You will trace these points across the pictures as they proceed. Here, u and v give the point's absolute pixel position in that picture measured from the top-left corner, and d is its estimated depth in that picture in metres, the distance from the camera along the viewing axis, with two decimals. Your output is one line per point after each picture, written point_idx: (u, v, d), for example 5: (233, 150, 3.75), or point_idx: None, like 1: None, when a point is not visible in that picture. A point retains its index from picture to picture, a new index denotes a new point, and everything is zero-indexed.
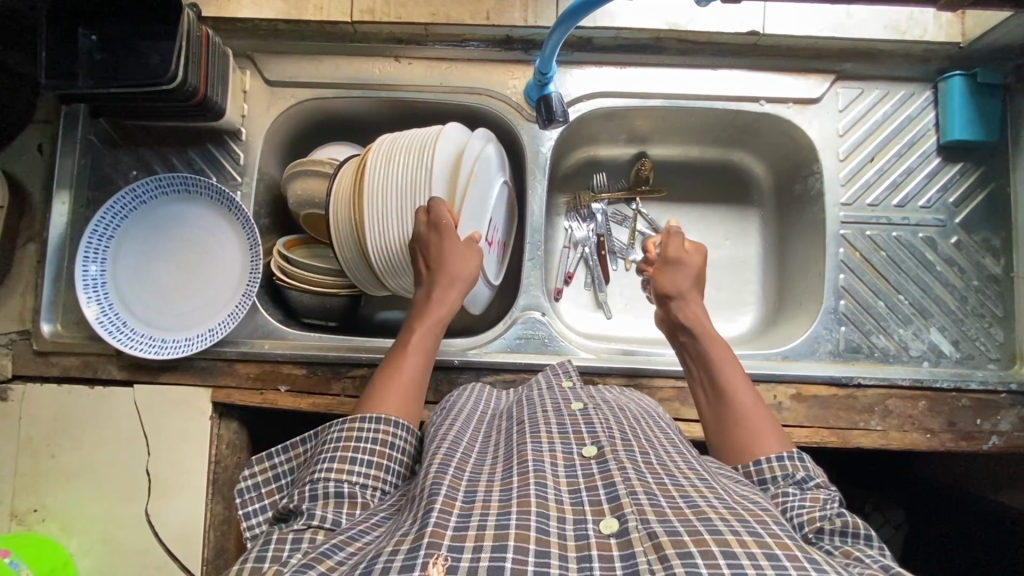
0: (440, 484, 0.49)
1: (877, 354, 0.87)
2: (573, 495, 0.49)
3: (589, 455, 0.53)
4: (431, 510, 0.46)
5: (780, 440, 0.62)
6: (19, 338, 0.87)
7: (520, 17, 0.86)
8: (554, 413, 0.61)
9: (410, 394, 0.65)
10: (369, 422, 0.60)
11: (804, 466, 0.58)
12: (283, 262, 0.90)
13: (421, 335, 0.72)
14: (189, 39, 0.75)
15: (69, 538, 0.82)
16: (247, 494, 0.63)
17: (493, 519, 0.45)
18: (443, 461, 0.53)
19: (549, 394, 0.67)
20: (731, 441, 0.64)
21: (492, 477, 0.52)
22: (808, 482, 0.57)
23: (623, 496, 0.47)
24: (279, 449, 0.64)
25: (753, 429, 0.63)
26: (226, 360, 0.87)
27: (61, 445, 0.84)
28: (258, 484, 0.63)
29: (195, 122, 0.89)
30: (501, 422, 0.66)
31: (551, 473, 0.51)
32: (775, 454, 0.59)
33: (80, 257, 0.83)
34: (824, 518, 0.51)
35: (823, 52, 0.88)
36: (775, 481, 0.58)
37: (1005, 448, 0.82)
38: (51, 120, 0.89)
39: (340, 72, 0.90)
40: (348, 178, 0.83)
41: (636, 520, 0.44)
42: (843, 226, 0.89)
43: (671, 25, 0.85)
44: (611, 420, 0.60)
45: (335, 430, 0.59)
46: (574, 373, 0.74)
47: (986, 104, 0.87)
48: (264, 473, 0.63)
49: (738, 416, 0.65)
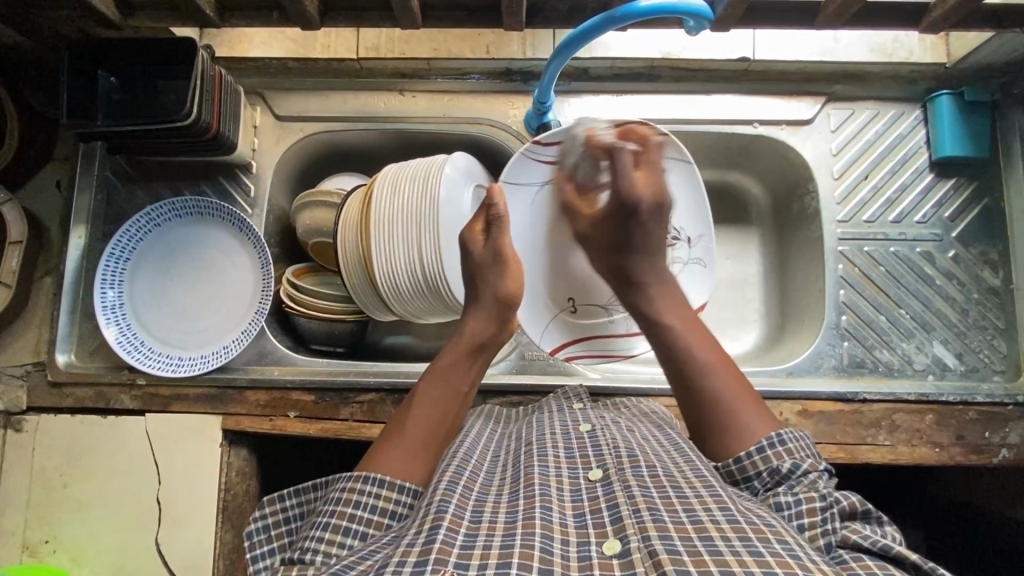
0: (447, 501, 0.50)
1: (881, 369, 0.88)
2: (578, 518, 0.49)
3: (595, 478, 0.54)
4: (438, 527, 0.47)
5: (765, 420, 0.59)
6: (35, 369, 0.89)
7: (519, 48, 0.90)
8: (562, 436, 0.62)
9: (419, 453, 0.60)
10: (371, 484, 0.56)
11: (789, 453, 0.56)
12: (293, 289, 0.92)
13: (444, 402, 0.65)
14: (204, 78, 0.79)
15: (81, 567, 0.84)
16: (256, 536, 0.61)
17: (499, 539, 0.46)
18: (451, 479, 0.54)
19: (557, 418, 0.68)
20: (716, 425, 0.60)
21: (499, 498, 0.53)
22: (795, 470, 0.55)
23: (626, 518, 0.48)
24: (291, 492, 0.62)
25: (730, 408, 0.60)
26: (237, 387, 0.88)
27: (73, 475, 0.85)
28: (268, 525, 0.61)
29: (210, 158, 0.92)
30: (510, 443, 0.66)
31: (556, 496, 0.52)
32: (755, 446, 0.57)
33: (99, 282, 0.86)
34: (827, 523, 0.50)
35: (813, 75, 0.91)
36: (761, 477, 0.56)
37: (1016, 461, 0.81)
38: (71, 158, 0.93)
39: (347, 106, 0.94)
40: (355, 207, 0.86)
41: (637, 540, 0.45)
42: (842, 242, 0.91)
43: (666, 53, 0.89)
44: (618, 439, 0.61)
45: (338, 486, 0.56)
46: (584, 398, 0.74)
47: (975, 121, 0.89)
48: (275, 515, 0.62)
49: (719, 398, 0.60)
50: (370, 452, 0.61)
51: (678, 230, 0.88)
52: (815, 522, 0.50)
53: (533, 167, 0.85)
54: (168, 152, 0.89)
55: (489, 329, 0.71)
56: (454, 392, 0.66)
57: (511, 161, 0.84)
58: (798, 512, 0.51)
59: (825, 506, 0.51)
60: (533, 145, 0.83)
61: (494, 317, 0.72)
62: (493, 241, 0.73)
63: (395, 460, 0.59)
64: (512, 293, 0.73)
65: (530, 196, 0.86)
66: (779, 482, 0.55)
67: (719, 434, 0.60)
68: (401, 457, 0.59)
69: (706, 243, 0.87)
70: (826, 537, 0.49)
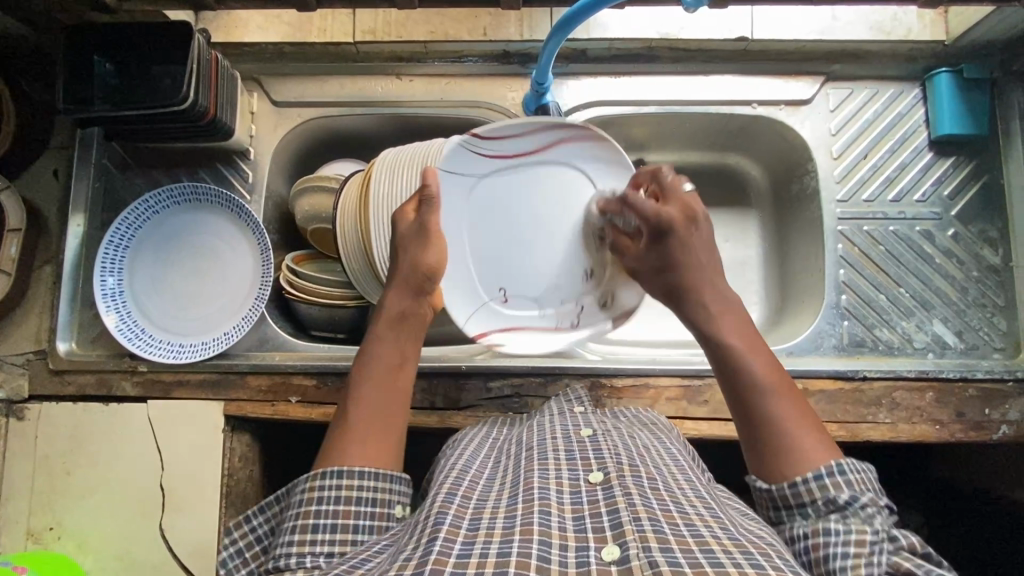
0: (445, 513, 0.51)
1: (881, 347, 0.88)
2: (577, 522, 0.50)
3: (595, 481, 0.55)
4: (435, 539, 0.48)
5: (829, 448, 0.57)
6: (36, 357, 0.89)
7: (516, 31, 0.90)
8: (563, 440, 0.64)
9: (383, 435, 0.61)
10: (330, 478, 0.57)
11: (849, 483, 0.54)
12: (292, 276, 0.92)
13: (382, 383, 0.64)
14: (200, 63, 0.78)
15: (85, 554, 0.84)
16: (230, 562, 0.62)
17: (496, 546, 0.46)
18: (450, 490, 0.55)
19: (558, 421, 0.69)
20: (773, 452, 0.58)
21: (498, 504, 0.53)
22: (850, 505, 0.53)
23: (626, 523, 0.48)
24: (256, 511, 0.63)
25: (792, 434, 0.58)
26: (239, 372, 0.88)
27: (77, 462, 0.86)
28: (241, 549, 0.62)
29: (207, 143, 0.92)
30: (510, 447, 0.67)
31: (556, 499, 0.53)
32: (813, 472, 0.55)
33: (98, 268, 0.86)
34: (874, 555, 0.49)
35: (810, 55, 0.91)
36: (816, 507, 0.54)
37: (1015, 437, 0.82)
38: (67, 146, 0.92)
39: (344, 91, 0.93)
40: (352, 194, 0.86)
41: (637, 548, 0.45)
42: (841, 222, 0.91)
43: (663, 34, 0.88)
44: (620, 446, 0.61)
45: (298, 489, 0.57)
46: (586, 400, 0.76)
47: (975, 98, 0.89)
48: (245, 537, 0.63)
49: (770, 418, 0.59)
50: (325, 451, 0.61)
51: None
52: (863, 553, 0.49)
53: (470, 159, 0.75)
54: (164, 139, 0.89)
55: (408, 300, 0.70)
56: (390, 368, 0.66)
57: (448, 148, 0.73)
58: (844, 542, 0.50)
59: (875, 540, 0.50)
60: (471, 135, 0.74)
61: (413, 287, 0.70)
62: (422, 217, 0.70)
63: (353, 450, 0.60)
64: (434, 266, 0.71)
65: (464, 188, 0.76)
66: (834, 512, 0.53)
67: (771, 452, 0.58)
68: (362, 450, 0.60)
69: None
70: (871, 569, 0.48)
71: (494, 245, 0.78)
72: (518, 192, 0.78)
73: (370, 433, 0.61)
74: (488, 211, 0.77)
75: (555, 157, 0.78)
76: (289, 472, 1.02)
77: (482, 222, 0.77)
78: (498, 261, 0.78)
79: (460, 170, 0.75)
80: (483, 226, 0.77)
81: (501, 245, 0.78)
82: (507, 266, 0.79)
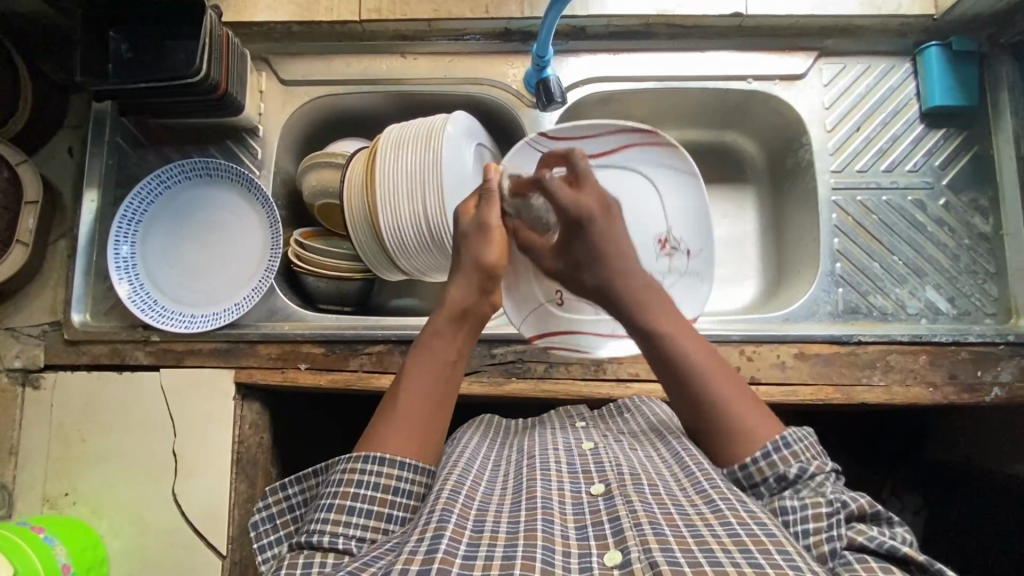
0: (449, 512, 0.54)
1: (876, 313, 0.90)
2: (579, 531, 0.52)
3: (598, 492, 0.58)
4: (440, 536, 0.50)
5: (770, 422, 0.60)
6: (51, 328, 0.91)
7: (517, 9, 0.92)
8: (564, 453, 0.67)
9: (427, 427, 0.62)
10: (372, 463, 0.58)
11: (795, 455, 0.58)
12: (300, 249, 0.94)
13: (433, 373, 0.64)
14: (212, 37, 0.81)
15: (99, 519, 0.86)
16: (262, 526, 0.65)
17: (500, 550, 0.49)
18: (453, 488, 0.58)
19: (560, 434, 0.74)
20: (723, 436, 0.60)
21: (501, 508, 0.57)
22: (803, 474, 0.57)
23: (627, 530, 0.50)
24: (293, 480, 0.66)
25: (739, 419, 0.60)
26: (248, 341, 0.90)
27: (92, 430, 0.88)
28: (273, 515, 0.65)
29: (218, 120, 0.94)
30: (510, 457, 0.71)
31: (559, 510, 0.55)
32: (761, 454, 0.58)
33: (112, 238, 0.89)
34: (833, 528, 0.52)
35: (805, 30, 0.93)
36: (767, 484, 0.58)
37: (1008, 399, 0.84)
38: (81, 125, 0.95)
39: (349, 70, 0.96)
40: (360, 167, 0.88)
41: (638, 551, 0.47)
42: (835, 192, 0.93)
43: (660, 11, 0.91)
44: (620, 457, 0.65)
45: (338, 470, 0.59)
46: (585, 416, 0.82)
47: (964, 70, 0.91)
48: (278, 504, 0.65)
49: (720, 402, 0.60)
50: (367, 435, 0.62)
51: (677, 240, 0.80)
52: (821, 528, 0.52)
53: (538, 156, 0.80)
54: (176, 113, 0.92)
55: (472, 297, 0.68)
56: (443, 364, 0.65)
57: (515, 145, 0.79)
58: (802, 518, 0.54)
59: (832, 512, 0.53)
60: (539, 135, 0.80)
61: (480, 285, 0.68)
62: (481, 212, 0.69)
63: (396, 438, 0.60)
64: (494, 264, 0.68)
65: None
66: (786, 487, 0.57)
67: (723, 439, 0.60)
68: (404, 437, 0.61)
69: (707, 256, 0.80)
70: (831, 544, 0.51)
71: None
72: None
73: (413, 424, 0.61)
74: None
75: (620, 163, 0.80)
76: (299, 441, 1.05)
77: None
78: None
79: (523, 167, 0.79)
80: None
81: None
82: None
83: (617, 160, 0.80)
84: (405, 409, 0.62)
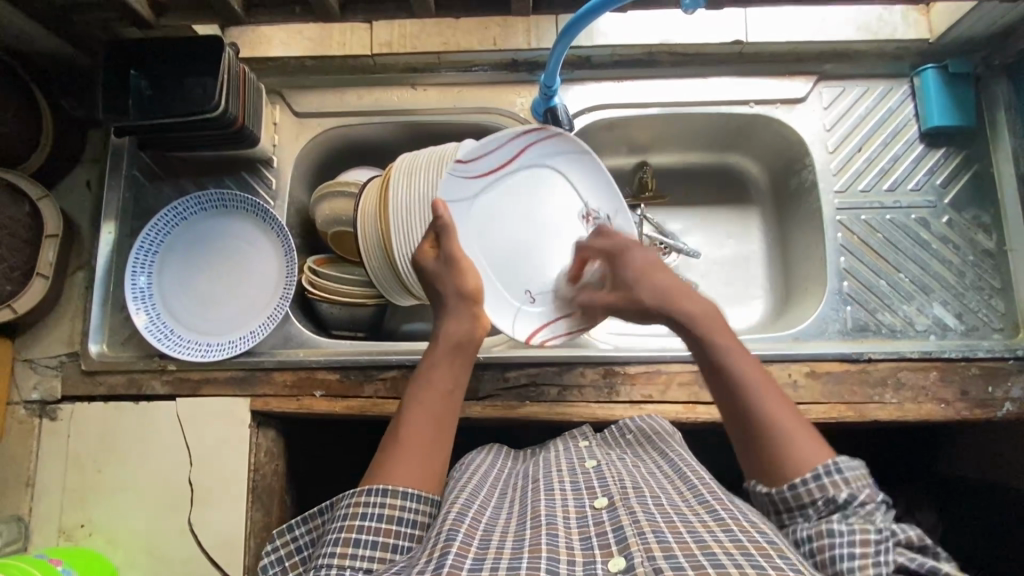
0: (456, 530, 0.54)
1: (884, 331, 0.91)
2: (584, 541, 0.53)
3: (599, 506, 0.58)
4: (446, 553, 0.51)
5: (820, 446, 0.59)
6: (68, 360, 0.92)
7: (524, 41, 0.95)
8: (568, 472, 0.67)
9: (428, 456, 0.63)
10: (375, 496, 0.59)
11: (846, 482, 0.56)
12: (313, 275, 0.96)
13: (426, 403, 0.66)
14: (229, 75, 0.84)
15: (114, 550, 0.86)
16: (270, 570, 0.66)
17: (505, 562, 0.50)
18: (459, 510, 0.58)
19: (564, 453, 0.74)
20: (769, 455, 0.59)
21: (508, 527, 0.57)
22: (851, 503, 0.54)
23: (629, 537, 0.51)
24: (299, 522, 0.66)
25: (787, 436, 0.59)
26: (264, 369, 0.91)
27: (108, 461, 0.88)
28: (280, 558, 0.66)
29: (231, 151, 0.96)
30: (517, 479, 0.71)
31: (562, 524, 0.55)
32: (812, 475, 0.56)
33: (130, 270, 0.90)
34: (880, 554, 0.51)
35: (803, 56, 0.96)
36: (817, 508, 0.55)
37: (1019, 414, 0.85)
38: (100, 159, 0.98)
39: (361, 102, 0.98)
40: (374, 191, 0.87)
41: (642, 557, 0.48)
42: (839, 212, 0.95)
43: (664, 40, 0.93)
44: (623, 473, 0.65)
45: (344, 502, 0.60)
46: (589, 435, 0.82)
47: (960, 90, 0.93)
48: (286, 546, 0.66)
49: (762, 419, 0.60)
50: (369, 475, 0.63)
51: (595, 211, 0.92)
52: (868, 553, 0.51)
53: (461, 183, 0.82)
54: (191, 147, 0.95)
55: (462, 324, 0.73)
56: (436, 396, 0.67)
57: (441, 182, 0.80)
58: (850, 542, 0.52)
59: (879, 539, 0.52)
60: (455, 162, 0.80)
61: (466, 313, 0.74)
62: (444, 251, 0.75)
63: (398, 470, 0.61)
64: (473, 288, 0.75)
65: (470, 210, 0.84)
66: (834, 511, 0.55)
67: (770, 462, 0.59)
68: (404, 466, 0.62)
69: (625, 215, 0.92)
70: (879, 569, 0.50)
71: (500, 249, 0.86)
72: (506, 199, 0.86)
73: (409, 451, 0.63)
74: (487, 222, 0.85)
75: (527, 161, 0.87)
76: (313, 470, 1.05)
77: (486, 239, 0.85)
78: (513, 268, 0.87)
79: (458, 198, 0.82)
80: (485, 239, 0.85)
81: (507, 253, 0.86)
82: (519, 270, 0.87)
83: (518, 163, 0.86)
84: (403, 441, 0.63)
